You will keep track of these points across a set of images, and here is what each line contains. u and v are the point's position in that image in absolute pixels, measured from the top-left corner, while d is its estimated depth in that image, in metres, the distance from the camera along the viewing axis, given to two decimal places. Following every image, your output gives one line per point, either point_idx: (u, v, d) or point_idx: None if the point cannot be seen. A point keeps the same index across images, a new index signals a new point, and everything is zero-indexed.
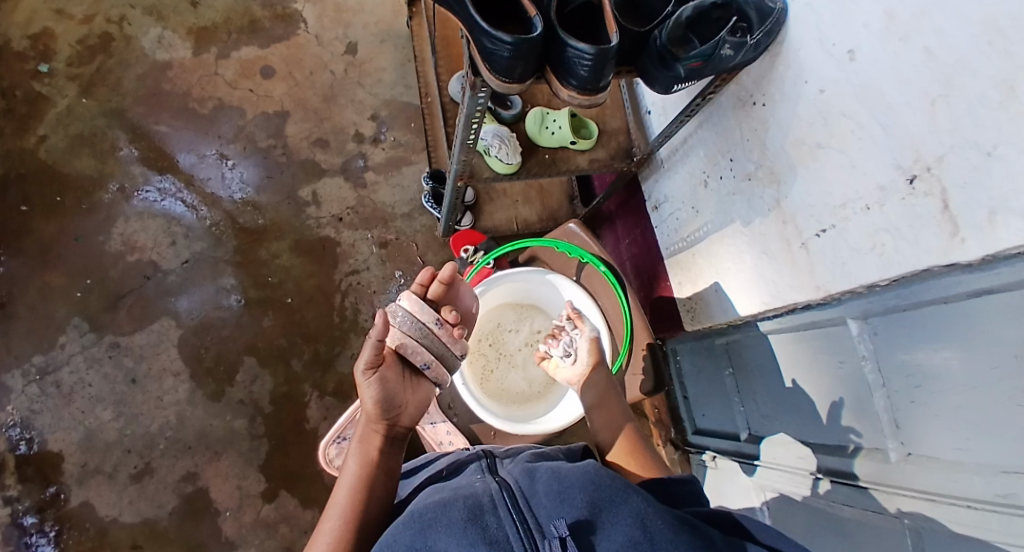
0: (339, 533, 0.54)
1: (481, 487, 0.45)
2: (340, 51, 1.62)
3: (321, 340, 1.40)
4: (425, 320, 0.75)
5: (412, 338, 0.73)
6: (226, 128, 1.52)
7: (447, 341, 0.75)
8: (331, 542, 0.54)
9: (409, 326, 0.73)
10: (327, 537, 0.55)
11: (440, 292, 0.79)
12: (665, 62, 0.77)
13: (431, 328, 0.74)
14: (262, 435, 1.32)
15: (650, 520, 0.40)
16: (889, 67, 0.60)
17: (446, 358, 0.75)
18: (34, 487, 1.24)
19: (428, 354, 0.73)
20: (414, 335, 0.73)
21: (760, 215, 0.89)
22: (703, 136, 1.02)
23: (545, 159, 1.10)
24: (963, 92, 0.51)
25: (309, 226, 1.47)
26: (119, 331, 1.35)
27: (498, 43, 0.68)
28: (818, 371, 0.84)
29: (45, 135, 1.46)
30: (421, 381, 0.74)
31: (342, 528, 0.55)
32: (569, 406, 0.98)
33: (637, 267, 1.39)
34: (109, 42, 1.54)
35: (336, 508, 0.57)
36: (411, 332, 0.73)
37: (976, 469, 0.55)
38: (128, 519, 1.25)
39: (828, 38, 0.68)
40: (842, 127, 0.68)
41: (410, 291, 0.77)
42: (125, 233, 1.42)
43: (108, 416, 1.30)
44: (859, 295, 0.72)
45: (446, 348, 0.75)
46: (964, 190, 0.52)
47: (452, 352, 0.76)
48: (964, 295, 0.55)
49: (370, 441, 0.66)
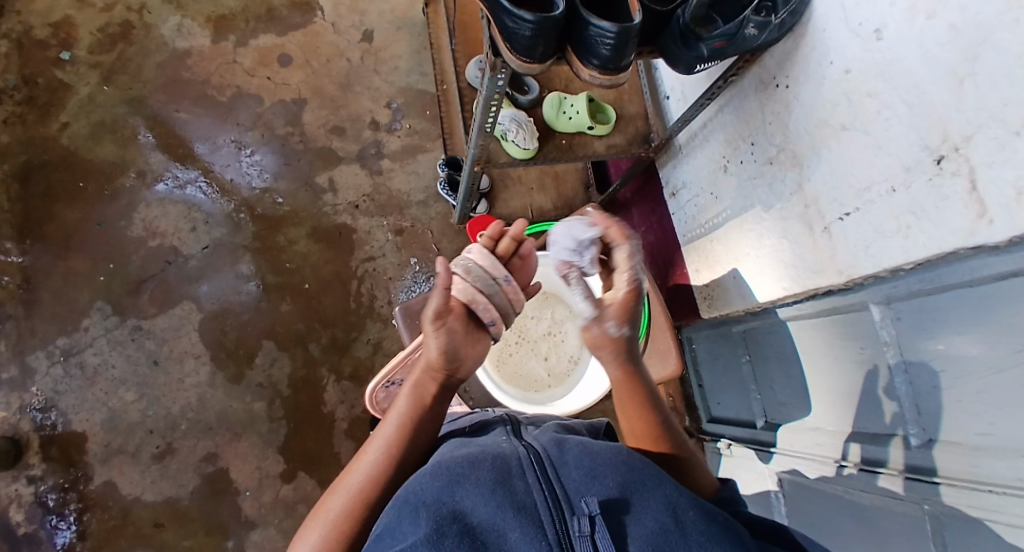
0: (378, 464, 0.55)
1: (510, 449, 0.46)
2: (356, 39, 1.62)
3: (338, 325, 1.41)
4: (495, 276, 0.72)
5: (483, 294, 0.70)
6: (244, 115, 1.54)
7: (514, 299, 0.73)
8: (369, 474, 0.54)
9: (481, 283, 0.71)
10: (366, 466, 0.55)
11: (510, 247, 0.78)
12: (687, 41, 0.76)
13: (501, 285, 0.72)
14: (281, 417, 1.35)
15: (682, 509, 0.41)
16: (916, 43, 0.59)
17: (510, 317, 0.73)
18: (58, 466, 1.28)
19: (497, 312, 0.71)
20: (485, 292, 0.70)
21: (781, 199, 0.88)
22: (723, 119, 1.01)
23: (562, 144, 1.10)
24: (992, 69, 0.50)
25: (326, 213, 1.49)
26: (142, 315, 1.38)
27: (520, 22, 0.68)
28: (840, 358, 0.83)
29: (67, 123, 1.48)
30: (483, 336, 0.71)
31: (382, 460, 0.56)
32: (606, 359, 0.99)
33: (653, 254, 1.39)
34: (129, 31, 1.56)
35: (380, 440, 0.58)
36: (482, 288, 0.70)
37: (1000, 455, 0.55)
38: (150, 497, 1.28)
39: (854, 17, 0.67)
40: (867, 107, 0.68)
41: (478, 244, 0.76)
42: (146, 219, 1.44)
43: (131, 397, 1.33)
44: (882, 280, 0.71)
45: (513, 306, 0.73)
46: (991, 170, 0.51)
47: (515, 313, 0.74)
48: (991, 278, 0.54)
49: (425, 384, 0.65)
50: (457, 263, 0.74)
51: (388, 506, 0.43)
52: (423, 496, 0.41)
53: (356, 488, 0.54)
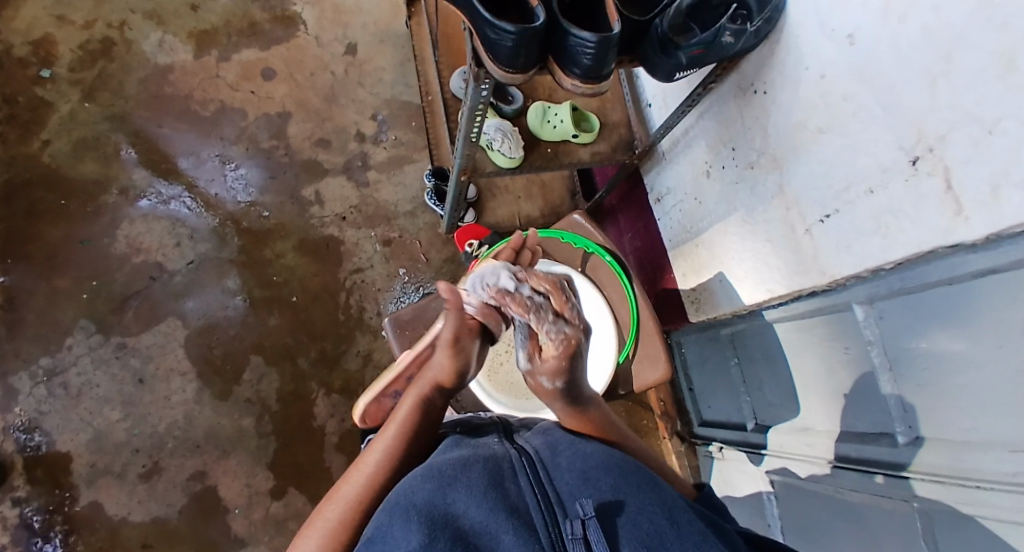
0: (376, 473, 0.53)
1: (501, 452, 0.47)
2: (340, 52, 1.63)
3: (328, 338, 1.40)
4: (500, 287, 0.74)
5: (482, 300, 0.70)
6: (228, 129, 1.53)
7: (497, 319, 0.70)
8: (366, 484, 0.52)
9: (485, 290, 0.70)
10: (362, 476, 0.53)
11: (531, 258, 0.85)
12: (665, 49, 0.77)
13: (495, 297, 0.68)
14: (271, 433, 1.33)
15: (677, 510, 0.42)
16: (889, 46, 0.60)
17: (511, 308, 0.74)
18: (42, 489, 1.25)
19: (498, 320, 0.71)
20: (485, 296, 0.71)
21: (763, 202, 0.89)
22: (705, 125, 1.03)
23: (547, 152, 1.11)
24: (964, 69, 0.51)
25: (314, 225, 1.48)
26: (126, 332, 1.36)
27: (501, 33, 0.69)
28: (826, 358, 0.84)
29: (48, 140, 1.47)
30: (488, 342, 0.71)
31: (380, 467, 0.54)
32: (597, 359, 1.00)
33: (641, 259, 1.40)
34: (111, 47, 1.55)
35: (377, 448, 0.56)
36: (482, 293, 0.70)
37: (987, 448, 0.56)
38: (137, 518, 1.25)
39: (829, 23, 0.69)
40: (843, 110, 0.69)
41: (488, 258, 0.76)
42: (130, 235, 1.43)
43: (116, 416, 1.30)
44: (864, 279, 0.72)
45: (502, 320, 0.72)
46: (967, 167, 0.53)
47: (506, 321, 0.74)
48: (969, 275, 0.55)
49: (426, 394, 0.63)
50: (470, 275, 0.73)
51: (378, 510, 0.42)
52: (413, 499, 0.41)
53: (354, 497, 0.51)
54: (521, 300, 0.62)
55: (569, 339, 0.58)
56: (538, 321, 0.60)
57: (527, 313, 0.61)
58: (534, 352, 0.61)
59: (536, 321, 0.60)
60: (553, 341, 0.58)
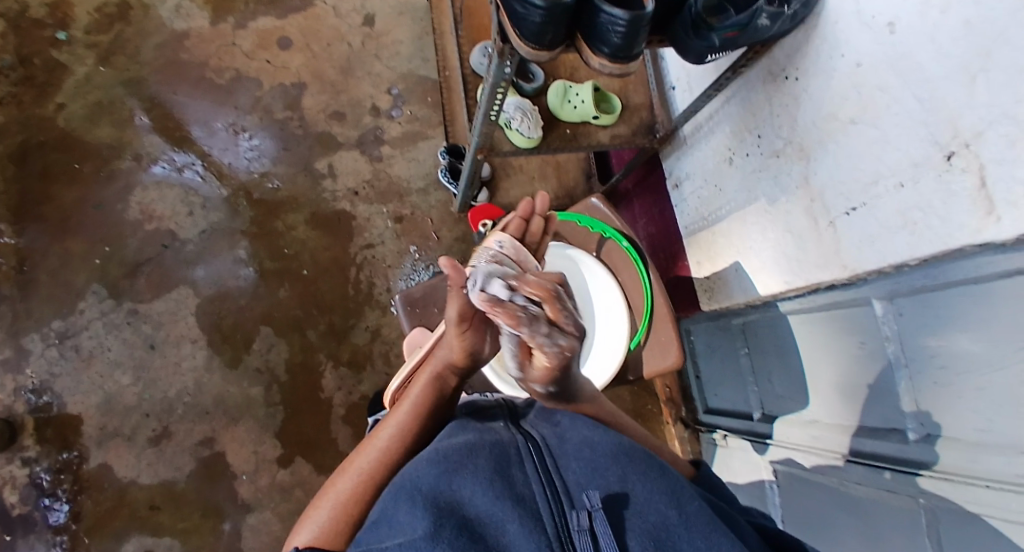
0: (388, 449, 0.53)
1: (507, 438, 0.47)
2: (358, 23, 1.60)
3: (336, 311, 1.41)
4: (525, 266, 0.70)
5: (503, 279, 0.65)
6: (243, 99, 1.52)
7: None
8: (378, 459, 0.52)
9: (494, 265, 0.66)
10: (375, 450, 0.53)
11: (541, 226, 0.76)
12: (698, 30, 0.75)
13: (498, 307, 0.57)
14: (278, 402, 1.34)
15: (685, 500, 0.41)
16: (928, 37, 0.58)
17: (523, 254, 0.71)
18: (51, 449, 1.27)
19: None
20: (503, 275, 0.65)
21: (786, 193, 0.88)
22: (729, 112, 1.00)
23: (566, 133, 1.09)
24: (1004, 66, 0.49)
25: (326, 199, 1.47)
26: (138, 298, 1.37)
27: (529, 8, 0.67)
28: (840, 351, 0.83)
29: (63, 103, 1.46)
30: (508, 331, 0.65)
31: (395, 444, 0.54)
32: (609, 344, 0.98)
33: (655, 246, 1.39)
34: (127, 10, 1.54)
35: (391, 423, 0.56)
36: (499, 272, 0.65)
37: (998, 450, 0.55)
38: (145, 481, 1.28)
39: (867, 10, 0.66)
40: (876, 100, 0.67)
41: (507, 235, 0.71)
42: (143, 201, 1.43)
43: (127, 381, 1.32)
44: (886, 275, 0.70)
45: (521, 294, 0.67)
46: (1000, 166, 0.51)
47: None
48: (994, 276, 0.53)
49: (440, 373, 0.61)
50: (484, 253, 0.68)
51: (384, 493, 0.42)
52: (419, 483, 0.41)
53: (365, 469, 0.52)
54: (508, 311, 0.49)
55: (566, 352, 0.51)
56: (530, 334, 0.50)
57: (517, 327, 0.50)
58: (525, 360, 0.55)
59: (528, 335, 0.50)
60: (548, 355, 0.51)
